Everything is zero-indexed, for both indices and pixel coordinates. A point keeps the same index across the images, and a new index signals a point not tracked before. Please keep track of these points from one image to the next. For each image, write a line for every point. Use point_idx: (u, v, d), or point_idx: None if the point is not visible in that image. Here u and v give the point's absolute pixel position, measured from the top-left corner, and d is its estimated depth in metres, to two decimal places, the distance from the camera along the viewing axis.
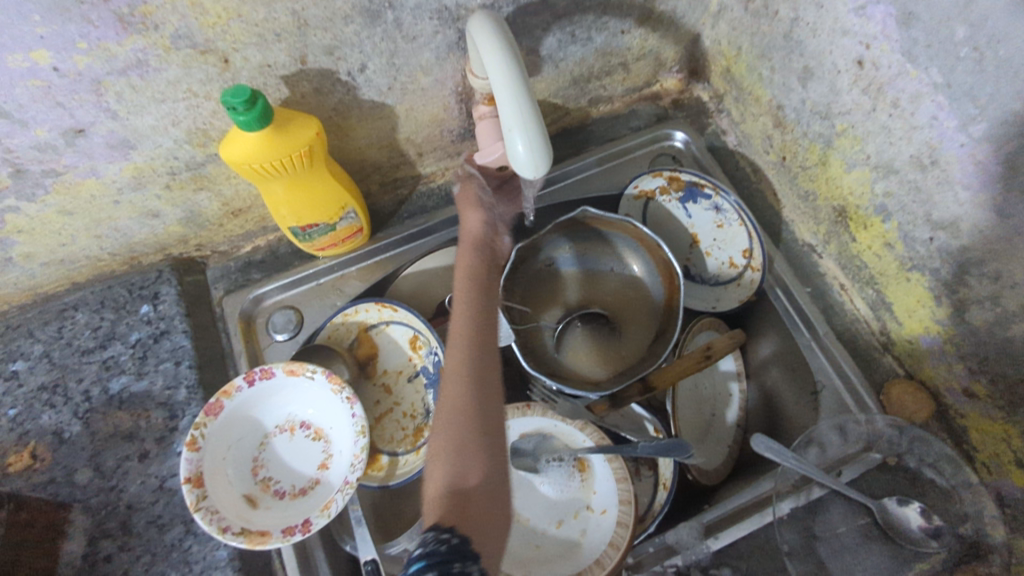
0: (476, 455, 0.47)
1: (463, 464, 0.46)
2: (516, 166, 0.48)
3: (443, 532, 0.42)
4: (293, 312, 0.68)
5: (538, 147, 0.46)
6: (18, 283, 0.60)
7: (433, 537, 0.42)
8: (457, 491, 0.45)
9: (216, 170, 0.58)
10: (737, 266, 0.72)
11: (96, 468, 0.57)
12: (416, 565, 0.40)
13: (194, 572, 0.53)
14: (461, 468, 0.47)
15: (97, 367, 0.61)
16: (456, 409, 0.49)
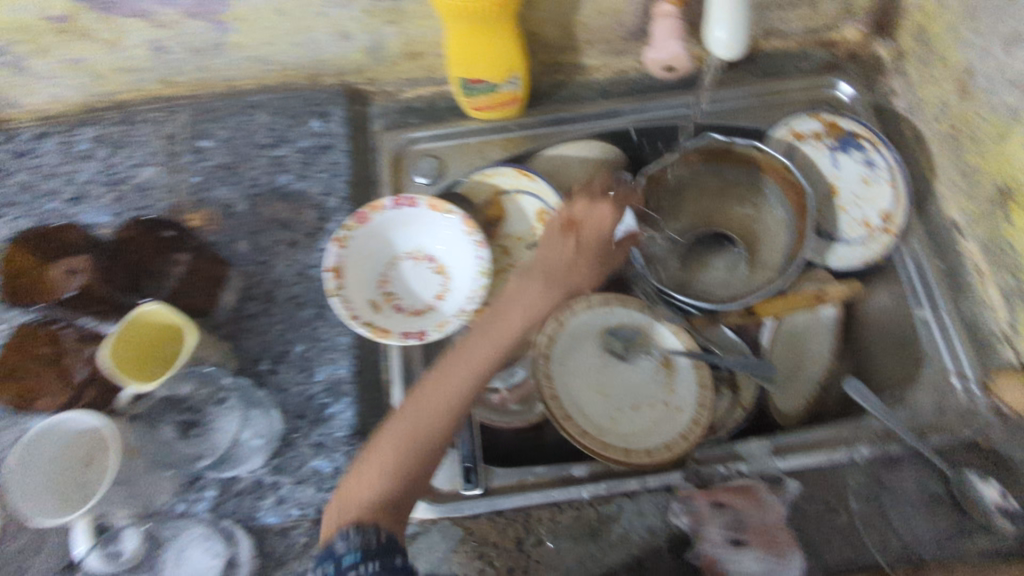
0: (420, 444, 0.47)
1: (410, 474, 0.47)
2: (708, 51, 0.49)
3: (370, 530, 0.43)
4: (437, 161, 0.74)
5: (734, 34, 0.47)
6: (222, 70, 0.68)
7: (356, 534, 0.43)
8: (388, 493, 0.46)
9: (412, 6, 0.62)
10: (871, 227, 0.70)
11: (253, 242, 0.65)
12: (349, 559, 0.42)
13: (318, 347, 0.62)
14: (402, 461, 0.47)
15: (268, 161, 0.69)
16: (430, 404, 0.48)
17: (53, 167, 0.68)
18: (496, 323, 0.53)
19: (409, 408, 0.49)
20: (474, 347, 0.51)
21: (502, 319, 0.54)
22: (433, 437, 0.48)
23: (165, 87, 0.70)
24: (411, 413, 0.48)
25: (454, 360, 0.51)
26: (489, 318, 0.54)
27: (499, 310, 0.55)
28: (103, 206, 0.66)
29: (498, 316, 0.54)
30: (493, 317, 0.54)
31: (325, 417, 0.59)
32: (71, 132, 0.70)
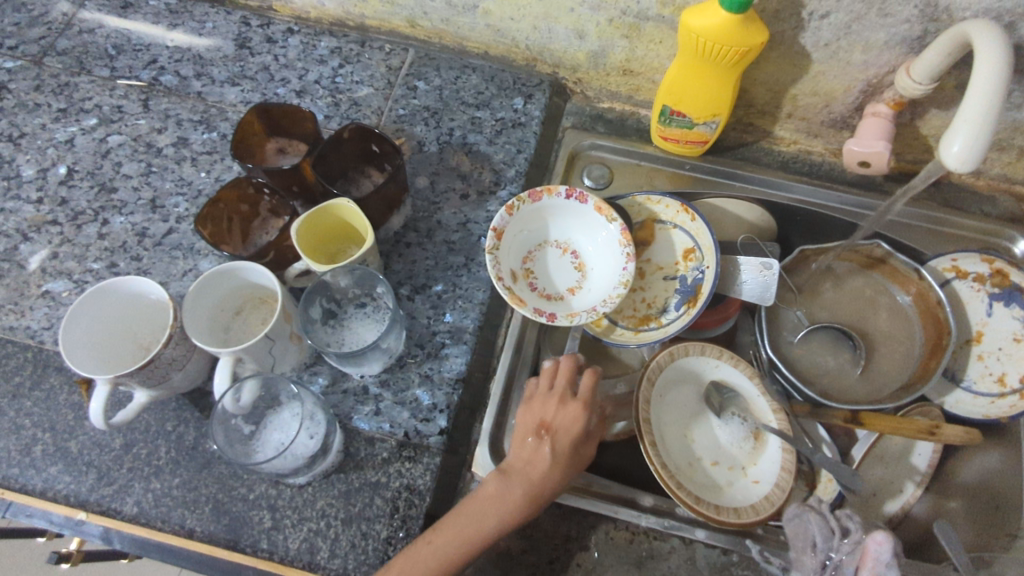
0: None
1: None
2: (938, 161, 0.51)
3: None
4: (607, 171, 0.78)
5: (975, 152, 0.48)
6: (461, 28, 0.75)
7: None
8: None
9: (652, 30, 0.68)
10: (1005, 385, 0.69)
11: (431, 182, 0.71)
12: None
13: (455, 292, 0.66)
14: None
15: (466, 118, 0.75)
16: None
17: (291, 60, 0.77)
18: (482, 494, 0.53)
19: (420, 544, 0.51)
20: (476, 525, 0.51)
21: (491, 497, 0.53)
22: None
23: (406, 27, 0.78)
24: None
25: (445, 526, 0.52)
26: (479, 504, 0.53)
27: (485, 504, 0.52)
28: (321, 106, 0.74)
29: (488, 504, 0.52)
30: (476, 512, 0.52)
31: (440, 355, 0.62)
32: (315, 37, 0.79)
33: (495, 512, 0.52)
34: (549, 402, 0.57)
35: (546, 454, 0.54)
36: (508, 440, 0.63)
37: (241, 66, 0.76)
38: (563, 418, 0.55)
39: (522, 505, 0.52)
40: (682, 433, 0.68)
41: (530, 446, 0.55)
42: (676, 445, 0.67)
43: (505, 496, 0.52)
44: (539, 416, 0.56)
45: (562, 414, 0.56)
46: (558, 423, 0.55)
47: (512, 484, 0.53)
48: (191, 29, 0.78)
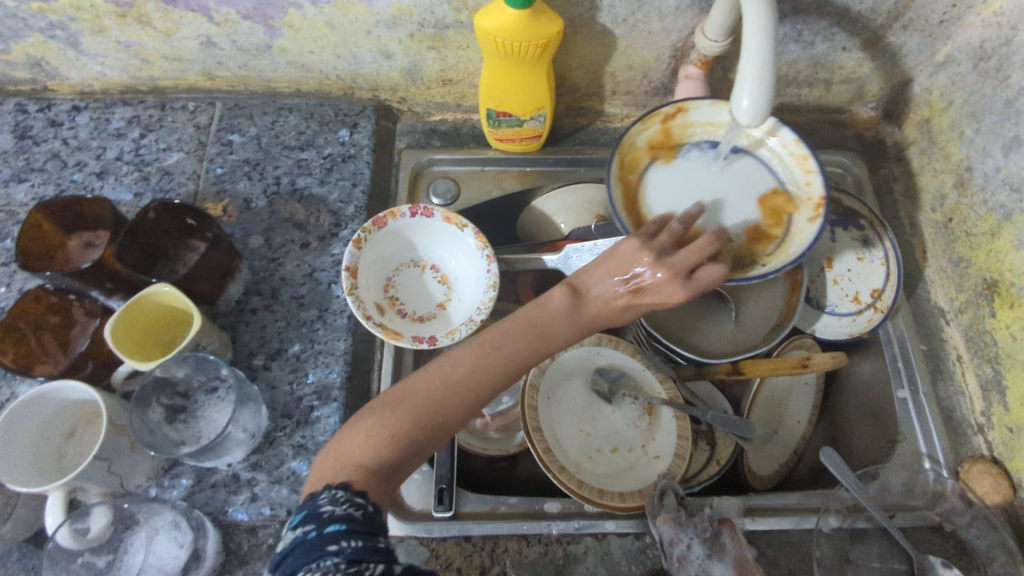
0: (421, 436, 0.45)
1: (421, 438, 0.45)
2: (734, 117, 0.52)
3: (359, 495, 0.41)
4: (453, 184, 0.76)
5: (762, 102, 0.50)
6: (263, 71, 0.71)
7: (341, 494, 0.41)
8: (378, 473, 0.43)
9: (455, 37, 0.66)
10: (861, 302, 0.73)
11: (267, 239, 0.67)
12: (332, 527, 0.38)
13: (315, 349, 0.62)
14: (408, 431, 0.44)
15: (292, 162, 0.71)
16: (453, 389, 0.46)
17: (83, 140, 0.70)
18: (551, 313, 0.49)
19: (410, 389, 0.46)
20: (483, 362, 0.47)
21: (558, 312, 0.50)
22: (428, 439, 0.45)
23: (206, 80, 0.73)
24: (415, 413, 0.45)
25: (461, 359, 0.47)
26: (544, 311, 0.50)
27: (541, 325, 0.49)
28: (128, 185, 0.68)
29: (548, 320, 0.49)
30: (534, 334, 0.48)
31: (310, 420, 0.59)
32: (107, 109, 0.72)
33: (528, 342, 0.48)
34: (633, 246, 0.51)
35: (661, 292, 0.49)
36: (403, 486, 0.61)
37: (26, 159, 0.69)
38: (713, 268, 0.49)
39: (579, 331, 0.51)
40: (580, 428, 0.67)
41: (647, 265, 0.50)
42: (576, 442, 0.66)
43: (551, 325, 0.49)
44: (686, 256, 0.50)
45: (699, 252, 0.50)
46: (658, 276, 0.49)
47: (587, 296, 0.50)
48: None
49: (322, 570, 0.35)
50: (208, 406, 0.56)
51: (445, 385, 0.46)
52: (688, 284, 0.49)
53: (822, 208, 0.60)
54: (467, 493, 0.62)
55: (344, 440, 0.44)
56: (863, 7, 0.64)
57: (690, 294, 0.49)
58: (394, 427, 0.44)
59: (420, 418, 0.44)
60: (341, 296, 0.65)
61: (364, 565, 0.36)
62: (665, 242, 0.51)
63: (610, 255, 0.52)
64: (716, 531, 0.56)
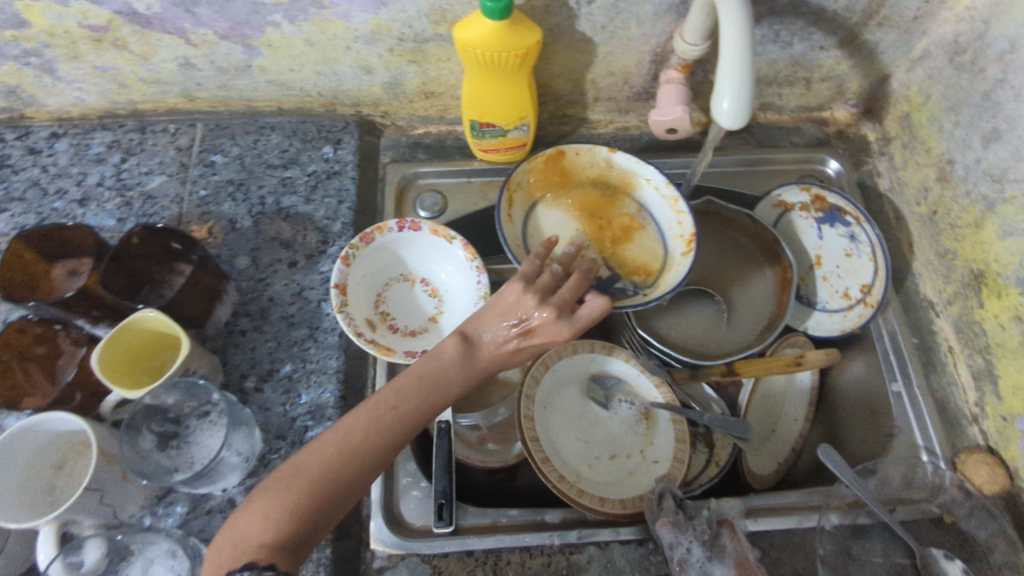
0: (329, 496, 0.45)
1: (326, 501, 0.45)
2: (716, 121, 0.52)
3: (268, 569, 0.41)
4: (440, 197, 0.76)
5: (743, 105, 0.50)
6: (243, 91, 0.71)
7: (249, 574, 0.41)
8: (292, 546, 0.43)
9: (435, 50, 0.66)
10: (850, 298, 0.73)
11: (253, 259, 0.66)
12: None
13: (307, 368, 0.61)
14: (310, 496, 0.44)
15: (276, 181, 0.71)
16: (352, 449, 0.46)
17: (63, 167, 0.69)
18: (444, 362, 0.51)
19: (308, 456, 0.46)
20: (373, 424, 0.47)
21: (453, 362, 0.51)
22: (332, 502, 0.45)
23: (185, 102, 0.72)
24: (313, 480, 0.45)
25: (355, 421, 0.48)
26: (433, 362, 0.51)
27: (435, 376, 0.50)
28: (110, 210, 0.67)
29: (439, 370, 0.50)
30: (427, 386, 0.50)
31: (305, 440, 0.58)
32: (86, 135, 0.71)
33: (424, 393, 0.49)
34: (516, 290, 0.52)
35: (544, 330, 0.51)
36: (403, 502, 0.60)
37: (5, 188, 0.68)
38: (594, 302, 0.52)
39: (476, 377, 0.52)
40: (578, 436, 0.66)
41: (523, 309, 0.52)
42: (574, 450, 0.65)
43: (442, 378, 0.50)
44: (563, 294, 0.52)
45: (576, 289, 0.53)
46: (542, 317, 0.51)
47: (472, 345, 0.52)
48: None
49: None
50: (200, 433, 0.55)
51: (338, 449, 0.46)
52: (570, 321, 0.51)
53: (693, 243, 0.64)
54: (466, 507, 0.61)
55: (237, 524, 0.44)
56: (838, 6, 0.65)
57: (575, 331, 0.51)
58: (288, 501, 0.44)
59: (315, 491, 0.44)
60: (331, 314, 0.64)
61: None
62: (544, 281, 0.54)
63: (497, 299, 0.53)
64: (715, 533, 0.56)
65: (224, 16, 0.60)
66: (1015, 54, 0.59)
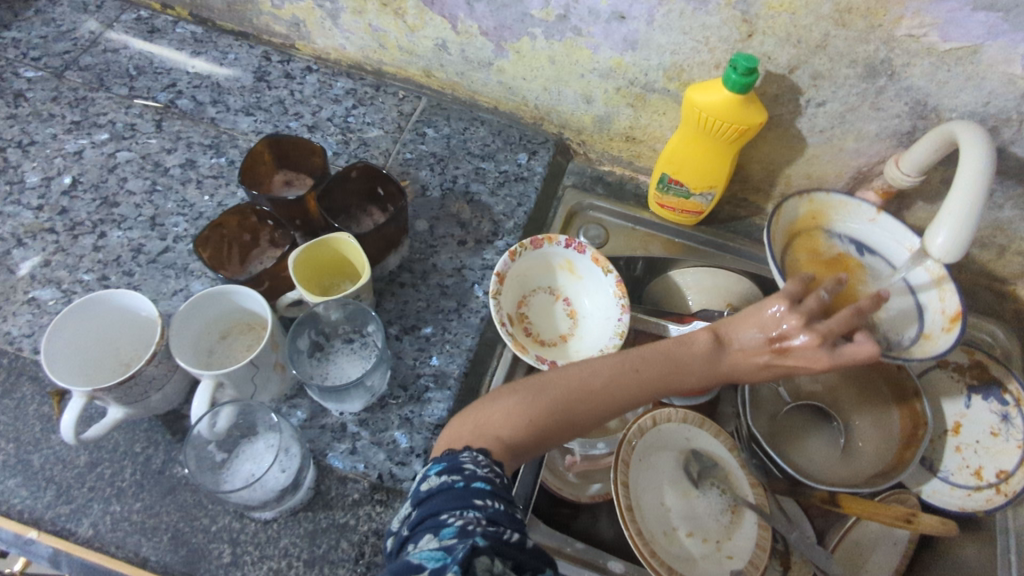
0: (554, 424, 0.49)
1: (557, 423, 0.49)
2: (926, 252, 0.54)
3: (497, 465, 0.44)
4: (603, 232, 0.80)
5: (958, 245, 0.51)
6: (474, 83, 0.78)
7: (481, 459, 0.45)
8: (511, 450, 0.47)
9: (657, 101, 0.71)
10: (982, 479, 0.69)
11: (431, 226, 0.72)
12: (478, 483, 0.42)
13: (444, 336, 0.65)
14: (536, 419, 0.49)
15: (471, 168, 0.77)
16: (584, 391, 0.50)
17: (306, 96, 0.79)
18: (693, 350, 0.53)
19: (553, 380, 0.51)
20: (606, 374, 0.51)
21: (699, 354, 0.53)
22: (557, 429, 0.50)
23: (422, 76, 0.81)
24: (548, 402, 0.49)
25: (600, 368, 0.52)
26: (681, 343, 0.54)
27: (680, 359, 0.53)
28: (330, 143, 0.76)
29: (687, 353, 0.53)
30: (669, 361, 0.53)
31: (422, 398, 0.61)
32: (333, 77, 0.82)
33: (667, 369, 0.53)
34: (774, 302, 0.53)
35: (796, 356, 0.51)
36: None
37: (257, 97, 0.78)
38: (863, 346, 0.50)
39: (714, 376, 0.54)
40: (661, 501, 0.66)
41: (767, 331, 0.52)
42: (654, 513, 0.65)
43: (682, 365, 0.52)
44: (826, 328, 0.50)
45: (840, 323, 0.51)
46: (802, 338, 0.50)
47: (721, 353, 0.54)
48: (213, 58, 0.81)
49: (467, 518, 0.39)
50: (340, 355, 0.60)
51: (580, 379, 0.51)
52: (834, 353, 0.50)
53: (959, 320, 0.60)
54: (537, 522, 0.62)
55: (484, 410, 0.49)
56: None
57: (835, 365, 0.50)
58: (529, 415, 0.48)
59: (553, 415, 0.49)
60: (480, 297, 0.68)
61: (503, 527, 0.39)
62: (813, 299, 0.52)
63: (759, 305, 0.54)
64: None
65: (495, 16, 0.68)
66: None
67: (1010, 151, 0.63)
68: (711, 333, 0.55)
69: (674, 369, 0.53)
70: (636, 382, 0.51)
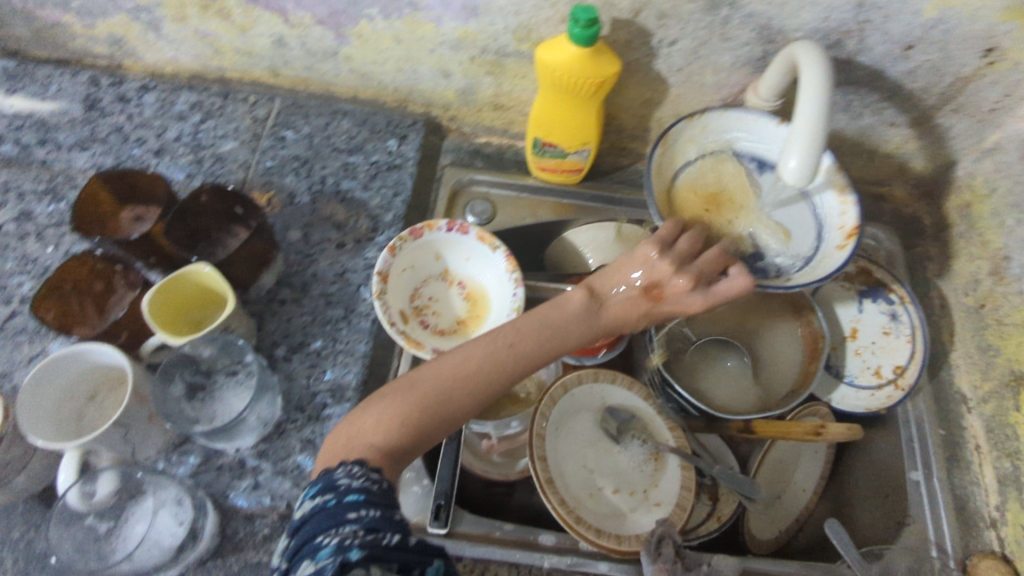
0: (433, 423, 0.47)
1: (440, 420, 0.47)
2: (779, 177, 0.53)
3: (375, 471, 0.42)
4: (490, 206, 0.78)
5: (809, 166, 0.51)
6: (325, 75, 0.74)
7: (357, 470, 0.42)
8: (392, 456, 0.45)
9: (513, 65, 0.68)
10: (882, 377, 0.72)
11: (305, 234, 0.69)
12: (351, 497, 0.40)
13: (335, 347, 0.63)
14: (417, 415, 0.46)
15: (339, 164, 0.74)
16: (457, 378, 0.48)
17: (146, 118, 0.73)
18: (568, 311, 0.53)
19: (421, 374, 0.48)
20: (482, 356, 0.49)
21: (576, 315, 0.53)
22: (439, 424, 0.47)
23: (269, 76, 0.76)
24: (423, 398, 0.47)
25: (475, 350, 0.50)
26: (553, 309, 0.53)
27: (558, 325, 0.52)
28: (181, 165, 0.71)
29: (564, 318, 0.53)
30: (547, 330, 0.52)
31: (321, 417, 0.59)
32: (173, 92, 0.75)
33: (546, 333, 0.51)
34: (645, 253, 0.55)
35: (673, 298, 0.54)
36: (403, 496, 0.62)
37: (91, 129, 0.72)
38: (735, 280, 0.54)
39: (594, 335, 0.54)
40: (583, 464, 0.66)
41: (651, 276, 0.55)
42: (577, 477, 0.65)
43: (564, 332, 0.52)
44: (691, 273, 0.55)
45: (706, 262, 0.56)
46: (676, 284, 0.55)
47: (598, 305, 0.54)
48: (32, 93, 0.73)
49: (341, 536, 0.37)
50: (223, 391, 0.57)
51: (460, 364, 0.48)
52: (709, 292, 0.54)
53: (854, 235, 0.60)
54: (462, 513, 0.61)
55: (353, 422, 0.46)
56: (916, 86, 0.65)
57: (708, 302, 0.54)
58: (402, 414, 0.46)
59: (430, 410, 0.47)
60: (367, 299, 0.66)
61: (382, 533, 0.38)
62: (683, 245, 0.57)
63: (630, 260, 0.56)
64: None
65: (324, 2, 0.63)
66: None
67: (858, 61, 0.63)
68: (585, 293, 0.55)
69: (558, 338, 0.52)
70: (517, 359, 0.50)
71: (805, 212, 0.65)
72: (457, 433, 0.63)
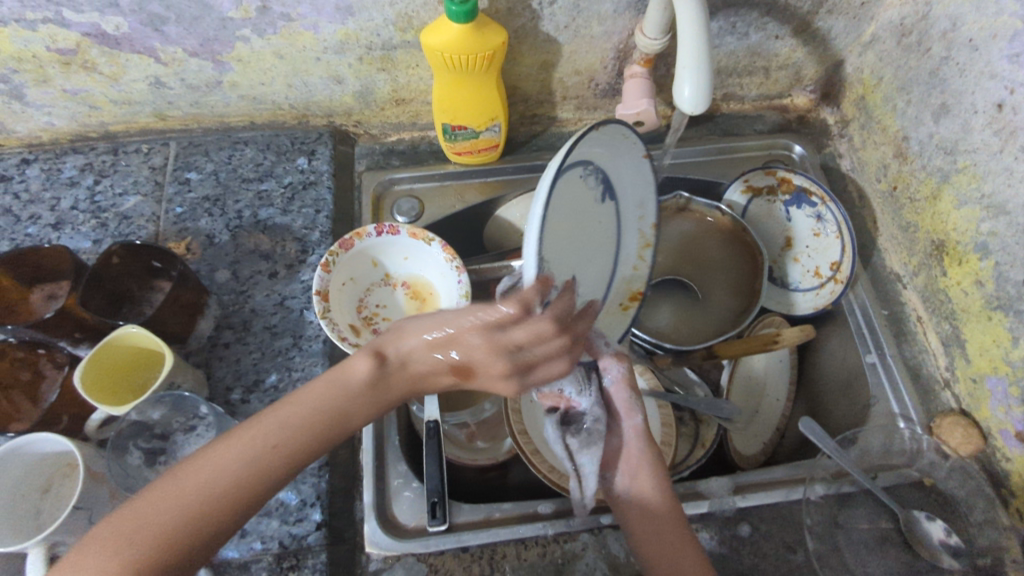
0: (199, 538, 0.42)
1: (203, 537, 0.42)
2: (678, 108, 0.55)
3: None
4: (416, 202, 0.77)
5: (704, 92, 0.52)
6: (215, 107, 0.71)
7: None
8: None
9: (403, 57, 0.67)
10: (822, 276, 0.76)
11: (234, 272, 0.67)
12: None
13: (292, 377, 0.62)
14: (179, 530, 0.41)
15: (252, 194, 0.71)
16: (224, 485, 0.43)
17: (35, 193, 0.69)
18: (348, 388, 0.48)
19: (180, 490, 0.42)
20: (252, 451, 0.44)
21: (358, 391, 0.48)
22: (206, 539, 0.42)
23: (157, 121, 0.72)
24: (180, 511, 0.41)
25: (241, 452, 0.44)
26: (327, 389, 0.48)
27: (335, 410, 0.47)
28: (85, 232, 0.67)
29: (339, 397, 0.48)
30: (325, 416, 0.47)
31: None
32: (58, 159, 0.71)
33: (319, 422, 0.47)
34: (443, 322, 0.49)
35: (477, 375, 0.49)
36: (396, 503, 0.61)
37: None
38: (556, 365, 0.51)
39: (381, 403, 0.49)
40: None
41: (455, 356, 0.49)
42: None
43: (341, 412, 0.47)
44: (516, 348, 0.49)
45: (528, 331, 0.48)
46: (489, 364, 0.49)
47: (382, 381, 0.49)
48: None
49: None
50: (185, 449, 0.55)
51: (220, 472, 0.43)
52: (522, 378, 0.50)
53: (638, 299, 0.66)
54: (459, 504, 0.61)
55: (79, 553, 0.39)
56: None
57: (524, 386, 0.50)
58: (156, 538, 0.40)
59: (187, 526, 0.41)
60: (314, 321, 0.65)
61: None
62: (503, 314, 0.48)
63: (418, 322, 0.50)
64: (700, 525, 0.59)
65: (192, 33, 0.61)
66: (956, 32, 0.61)
67: None
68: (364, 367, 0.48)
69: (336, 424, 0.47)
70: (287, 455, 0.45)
71: (608, 273, 0.61)
72: (433, 430, 0.62)
